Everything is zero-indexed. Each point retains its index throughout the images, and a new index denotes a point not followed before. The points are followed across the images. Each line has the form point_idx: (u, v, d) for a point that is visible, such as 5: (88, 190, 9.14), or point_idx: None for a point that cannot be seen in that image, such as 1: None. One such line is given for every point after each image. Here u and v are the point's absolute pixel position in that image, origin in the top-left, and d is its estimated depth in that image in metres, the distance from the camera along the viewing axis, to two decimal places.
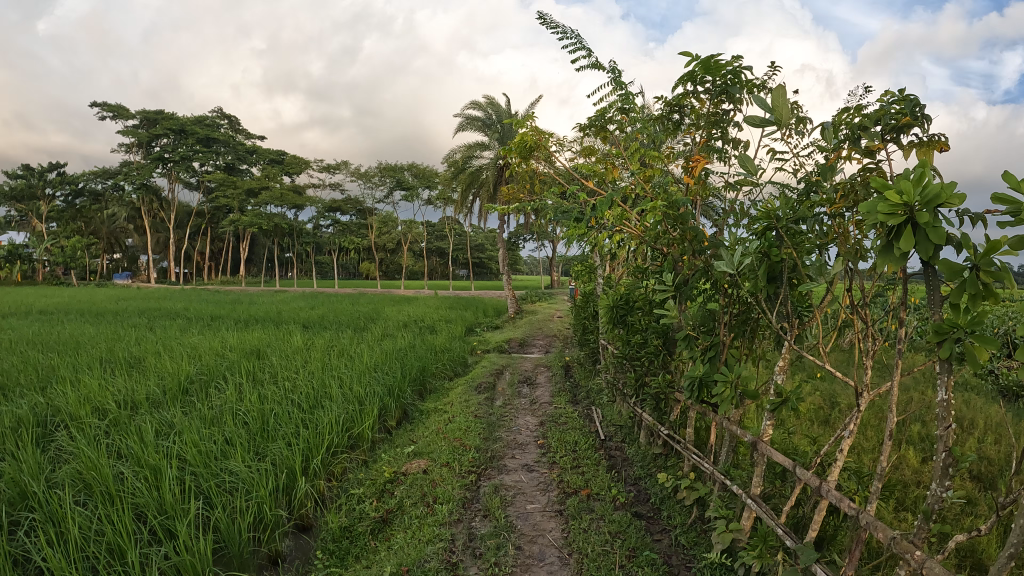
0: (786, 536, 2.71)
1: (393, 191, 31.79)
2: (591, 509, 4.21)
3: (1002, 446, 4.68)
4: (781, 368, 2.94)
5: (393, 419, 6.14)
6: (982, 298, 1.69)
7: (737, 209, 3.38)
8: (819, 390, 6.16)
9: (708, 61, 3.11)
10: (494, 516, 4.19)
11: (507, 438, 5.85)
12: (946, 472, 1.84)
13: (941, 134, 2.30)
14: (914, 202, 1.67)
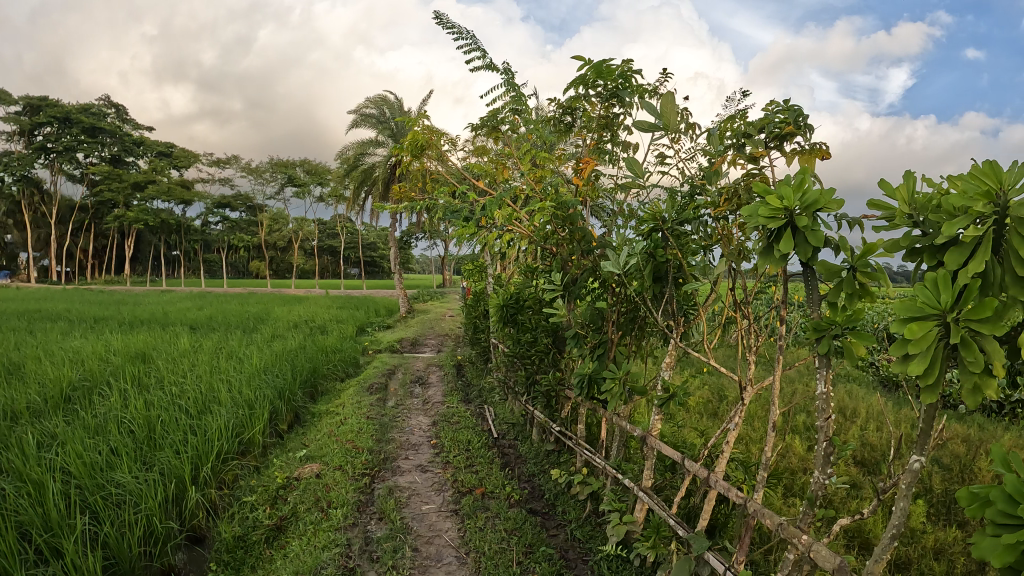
0: (678, 526, 2.81)
1: (284, 187, 30.71)
2: (486, 507, 4.22)
3: (881, 432, 5.04)
4: (668, 364, 3.05)
5: (284, 423, 5.93)
6: (857, 297, 1.80)
7: (624, 211, 3.49)
8: (706, 384, 6.45)
9: (599, 65, 3.18)
10: (389, 518, 4.14)
11: (399, 439, 5.79)
12: (828, 460, 1.96)
13: (822, 143, 2.45)
14: (795, 206, 1.76)
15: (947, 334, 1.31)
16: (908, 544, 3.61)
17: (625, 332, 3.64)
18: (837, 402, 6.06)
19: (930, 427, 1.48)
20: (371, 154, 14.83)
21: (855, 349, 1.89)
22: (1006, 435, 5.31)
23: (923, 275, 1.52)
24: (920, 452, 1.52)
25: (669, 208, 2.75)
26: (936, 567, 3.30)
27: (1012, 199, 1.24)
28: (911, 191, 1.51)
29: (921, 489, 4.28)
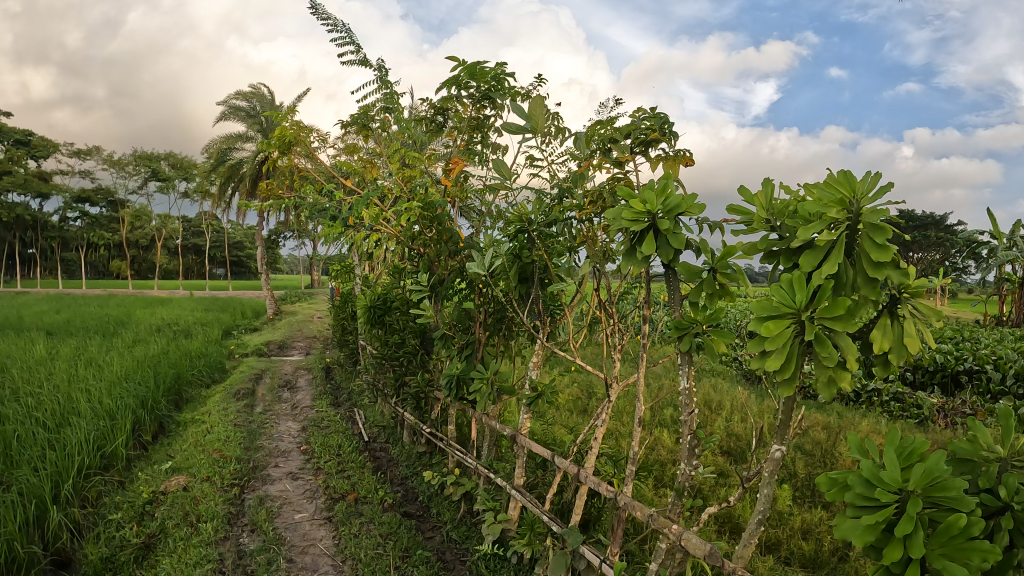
0: (552, 521, 2.87)
1: (147, 181, 28.81)
2: (360, 513, 4.13)
3: (745, 422, 5.37)
4: (536, 364, 3.11)
5: (148, 433, 5.55)
6: (717, 297, 1.91)
7: (492, 211, 3.54)
8: (574, 382, 6.64)
9: (473, 67, 3.20)
10: (261, 529, 3.97)
11: (268, 446, 5.59)
12: (693, 452, 2.08)
13: (686, 149, 2.57)
14: (657, 210, 1.84)
15: (802, 332, 1.39)
16: (777, 526, 3.84)
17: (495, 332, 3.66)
18: (702, 396, 6.41)
19: (789, 418, 1.58)
20: (239, 148, 14.23)
21: (715, 345, 2.00)
22: (859, 421, 5.79)
23: (779, 276, 1.62)
24: (782, 442, 1.62)
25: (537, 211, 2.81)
26: (803, 546, 3.54)
27: (864, 207, 1.34)
28: (768, 198, 1.61)
29: (786, 474, 4.57)
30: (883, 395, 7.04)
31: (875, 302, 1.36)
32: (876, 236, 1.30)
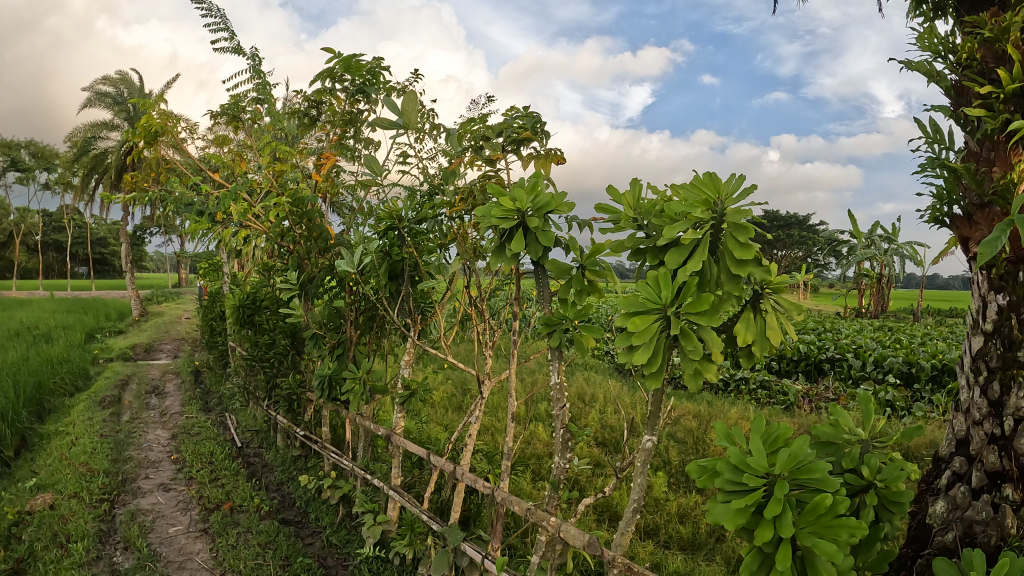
0: (431, 520, 2.87)
1: (3, 173, 26.51)
2: (237, 523, 3.95)
3: (618, 413, 5.53)
4: (407, 361, 3.13)
5: (7, 449, 5.09)
6: (585, 293, 1.94)
7: (361, 207, 3.52)
8: (449, 379, 6.64)
9: (349, 61, 3.14)
10: (135, 546, 3.73)
11: (137, 457, 5.26)
12: (566, 447, 2.11)
13: (554, 149, 2.63)
14: (525, 209, 1.87)
15: (669, 326, 1.44)
16: (654, 511, 3.96)
17: (367, 330, 3.79)
18: (576, 390, 6.53)
19: (659, 409, 1.62)
20: (104, 138, 13.40)
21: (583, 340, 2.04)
22: (727, 408, 6.08)
23: (646, 273, 1.68)
24: (652, 432, 1.68)
25: (406, 205, 2.85)
26: (681, 530, 3.68)
27: (728, 207, 1.40)
28: (636, 198, 1.65)
29: (660, 462, 4.73)
30: (749, 383, 7.48)
31: (739, 296, 1.43)
32: (739, 235, 1.36)
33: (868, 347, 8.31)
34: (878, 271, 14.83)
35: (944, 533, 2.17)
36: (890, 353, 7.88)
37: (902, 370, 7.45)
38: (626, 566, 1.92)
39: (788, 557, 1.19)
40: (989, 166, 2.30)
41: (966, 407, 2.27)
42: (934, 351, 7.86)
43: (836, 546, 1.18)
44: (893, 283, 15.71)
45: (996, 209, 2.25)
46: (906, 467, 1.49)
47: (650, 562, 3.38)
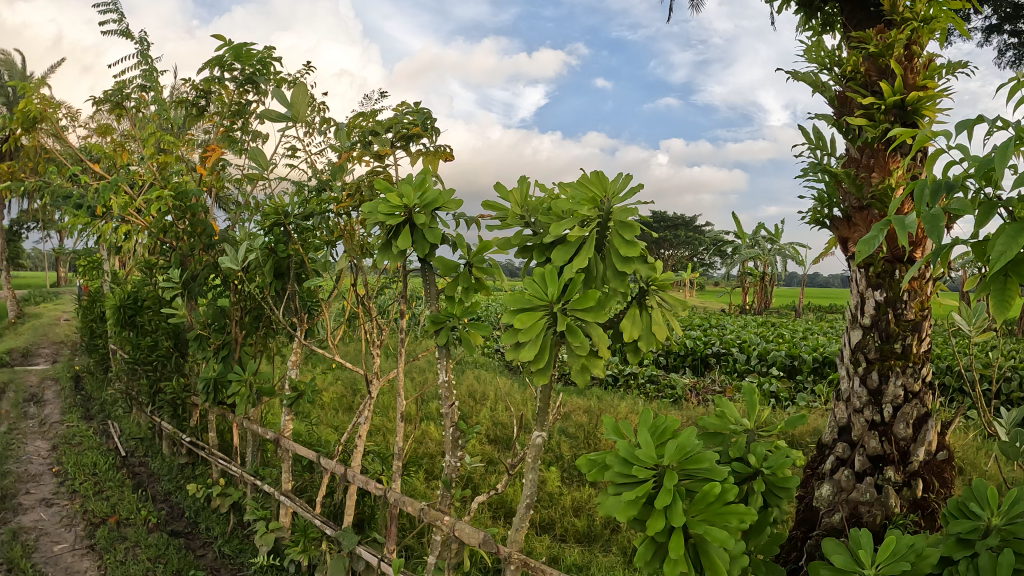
0: (325, 525, 2.89)
1: None
2: (124, 537, 3.75)
3: (509, 409, 5.62)
4: (294, 364, 3.38)
5: None
6: (472, 290, 2.16)
7: (246, 201, 3.69)
8: (339, 378, 6.59)
9: (237, 50, 3.40)
10: (18, 567, 3.51)
11: (15, 472, 4.94)
12: (457, 443, 2.25)
13: (444, 145, 2.96)
14: (412, 204, 2.14)
15: (554, 323, 1.51)
16: (548, 506, 4.01)
17: (251, 331, 3.95)
18: (467, 387, 6.51)
19: (547, 406, 1.71)
20: None
21: (470, 339, 2.21)
22: (615, 402, 6.24)
23: (533, 270, 1.73)
24: (541, 429, 1.75)
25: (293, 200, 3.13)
26: (576, 523, 3.75)
27: (614, 206, 1.52)
28: (522, 197, 1.79)
29: (552, 457, 4.78)
30: (638, 377, 7.77)
31: (625, 293, 1.58)
32: (625, 233, 1.50)
33: (752, 342, 8.80)
34: (761, 270, 15.72)
35: (831, 514, 2.69)
36: (772, 347, 8.41)
37: (786, 363, 7.97)
38: (522, 562, 1.93)
39: (681, 545, 1.23)
40: (868, 171, 2.86)
41: (844, 397, 2.79)
42: (814, 345, 8.43)
43: (727, 532, 1.24)
44: (778, 282, 16.60)
45: (872, 211, 2.82)
46: (789, 454, 1.57)
47: (547, 556, 3.44)
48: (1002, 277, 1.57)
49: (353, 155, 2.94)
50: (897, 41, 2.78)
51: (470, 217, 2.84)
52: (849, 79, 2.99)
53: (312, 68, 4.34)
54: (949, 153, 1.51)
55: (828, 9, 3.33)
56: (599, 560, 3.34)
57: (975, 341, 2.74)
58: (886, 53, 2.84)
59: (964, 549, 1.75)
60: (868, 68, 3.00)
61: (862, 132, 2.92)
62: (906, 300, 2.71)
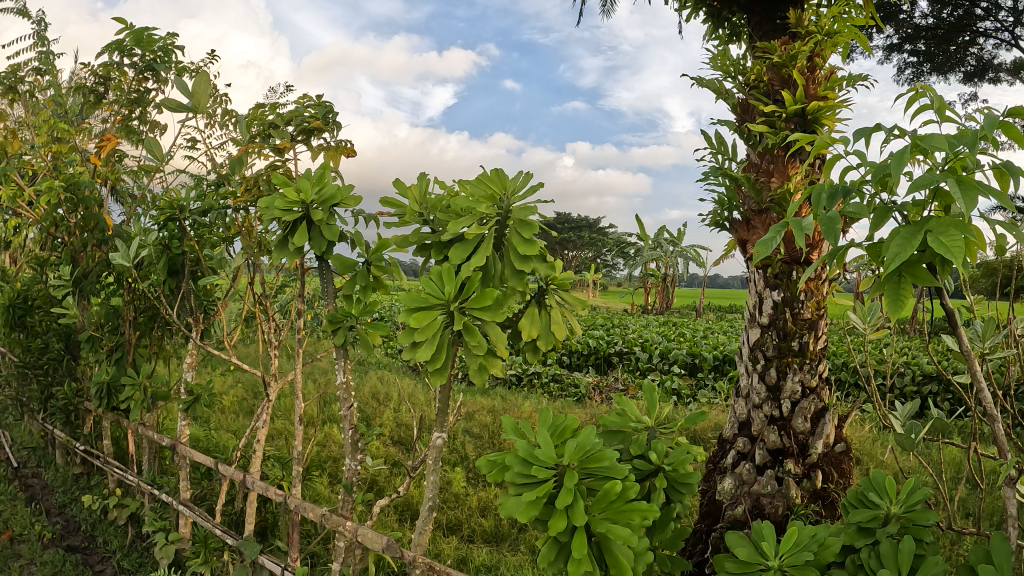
0: (224, 534, 3.04)
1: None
2: (17, 555, 3.63)
3: (410, 409, 5.75)
4: (190, 366, 3.43)
5: None
6: (371, 289, 2.53)
7: (142, 195, 3.73)
8: (241, 381, 6.58)
9: (140, 33, 3.74)
10: None
11: None
12: (355, 447, 2.44)
13: (346, 142, 3.18)
14: (311, 201, 2.46)
15: (450, 321, 1.84)
16: (454, 508, 4.08)
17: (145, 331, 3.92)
18: (370, 389, 6.52)
19: (446, 406, 2.08)
20: None
21: (368, 338, 2.58)
22: (519, 401, 6.40)
23: (428, 270, 2.16)
24: (441, 430, 2.08)
25: (189, 193, 3.41)
26: (484, 523, 3.84)
27: (510, 206, 1.87)
28: (419, 196, 2.18)
29: (457, 457, 4.78)
30: (540, 376, 8.03)
31: (521, 292, 1.95)
32: (522, 234, 1.87)
33: (653, 340, 9.22)
34: (663, 271, 16.32)
35: (734, 506, 3.13)
36: (674, 345, 8.84)
37: (687, 361, 8.35)
38: (427, 565, 1.98)
39: (584, 544, 1.40)
40: (767, 176, 3.22)
41: (745, 394, 3.26)
42: (715, 344, 8.89)
43: (628, 529, 1.41)
44: (678, 283, 17.43)
45: (771, 213, 3.16)
46: (688, 448, 1.91)
47: (454, 558, 3.53)
48: (895, 276, 1.65)
49: (253, 146, 3.07)
50: (800, 52, 3.15)
51: (369, 213, 2.91)
52: (751, 87, 3.30)
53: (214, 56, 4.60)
54: (845, 159, 1.58)
55: (735, 20, 3.76)
56: (508, 560, 3.45)
57: (869, 338, 2.78)
58: (789, 64, 3.21)
59: (865, 537, 1.82)
60: (770, 78, 3.31)
61: (762, 138, 3.26)
62: (802, 300, 3.18)
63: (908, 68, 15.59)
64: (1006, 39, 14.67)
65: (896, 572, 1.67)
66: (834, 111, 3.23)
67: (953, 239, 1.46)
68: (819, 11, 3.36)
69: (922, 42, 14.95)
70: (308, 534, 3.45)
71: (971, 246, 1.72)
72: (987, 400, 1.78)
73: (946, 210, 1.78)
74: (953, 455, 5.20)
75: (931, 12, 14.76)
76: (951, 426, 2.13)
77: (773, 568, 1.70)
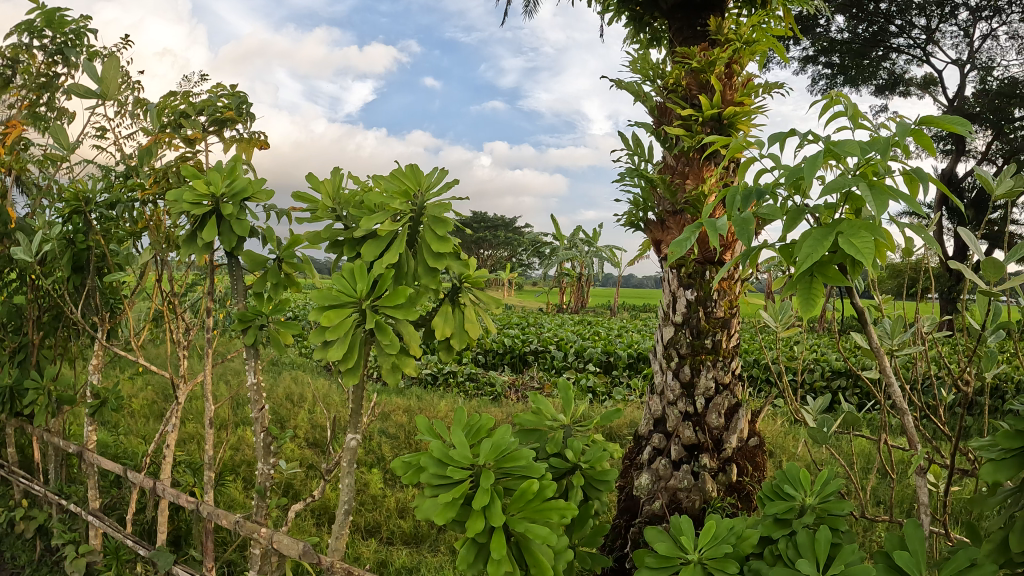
0: (136, 545, 2.94)
1: None
2: None
3: (324, 411, 5.71)
4: (96, 368, 3.31)
5: None
6: (281, 286, 2.51)
7: (46, 186, 3.58)
8: (150, 385, 6.38)
9: (50, 13, 3.64)
10: None
11: None
12: (268, 451, 2.40)
13: (261, 134, 3.15)
14: (222, 193, 2.44)
15: (362, 320, 1.90)
16: (373, 510, 4.11)
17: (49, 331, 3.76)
18: (284, 390, 6.42)
19: (360, 408, 2.07)
20: None
21: (279, 337, 2.53)
22: (435, 400, 6.45)
23: (341, 265, 2.21)
24: (354, 432, 2.06)
25: (97, 184, 3.33)
26: (403, 525, 3.88)
27: (427, 203, 1.99)
28: (334, 191, 2.24)
29: (373, 459, 4.85)
30: (457, 376, 8.09)
31: (434, 289, 2.02)
32: (437, 230, 1.96)
33: (568, 339, 9.41)
34: (578, 271, 16.64)
35: (652, 502, 3.24)
36: (588, 344, 9.05)
37: (602, 359, 8.58)
38: (345, 569, 1.95)
39: (502, 544, 1.40)
40: (682, 178, 3.33)
41: (659, 391, 3.39)
42: (629, 342, 9.13)
43: (547, 529, 1.43)
44: (591, 281, 17.76)
45: (685, 214, 3.30)
46: (603, 445, 1.94)
47: (374, 560, 3.54)
48: (807, 276, 1.67)
49: (163, 137, 3.01)
50: (718, 58, 3.25)
51: (281, 209, 2.85)
52: (670, 90, 3.39)
53: (128, 42, 4.51)
54: (759, 162, 1.61)
55: (656, 25, 3.84)
56: (429, 561, 3.47)
57: (779, 335, 2.90)
58: (708, 69, 3.30)
59: (782, 527, 1.86)
60: (689, 82, 3.40)
61: (678, 140, 3.37)
62: (715, 299, 3.35)
63: (821, 80, 16.38)
64: (917, 54, 15.50)
65: (813, 560, 1.67)
66: (749, 117, 3.35)
67: (863, 241, 1.49)
68: (739, 21, 3.48)
69: (836, 54, 15.73)
70: (224, 541, 3.44)
71: (881, 248, 1.76)
72: (895, 392, 1.82)
73: (857, 214, 1.83)
74: (860, 447, 5.47)
75: (845, 26, 15.54)
76: (860, 419, 2.22)
77: (693, 561, 1.74)
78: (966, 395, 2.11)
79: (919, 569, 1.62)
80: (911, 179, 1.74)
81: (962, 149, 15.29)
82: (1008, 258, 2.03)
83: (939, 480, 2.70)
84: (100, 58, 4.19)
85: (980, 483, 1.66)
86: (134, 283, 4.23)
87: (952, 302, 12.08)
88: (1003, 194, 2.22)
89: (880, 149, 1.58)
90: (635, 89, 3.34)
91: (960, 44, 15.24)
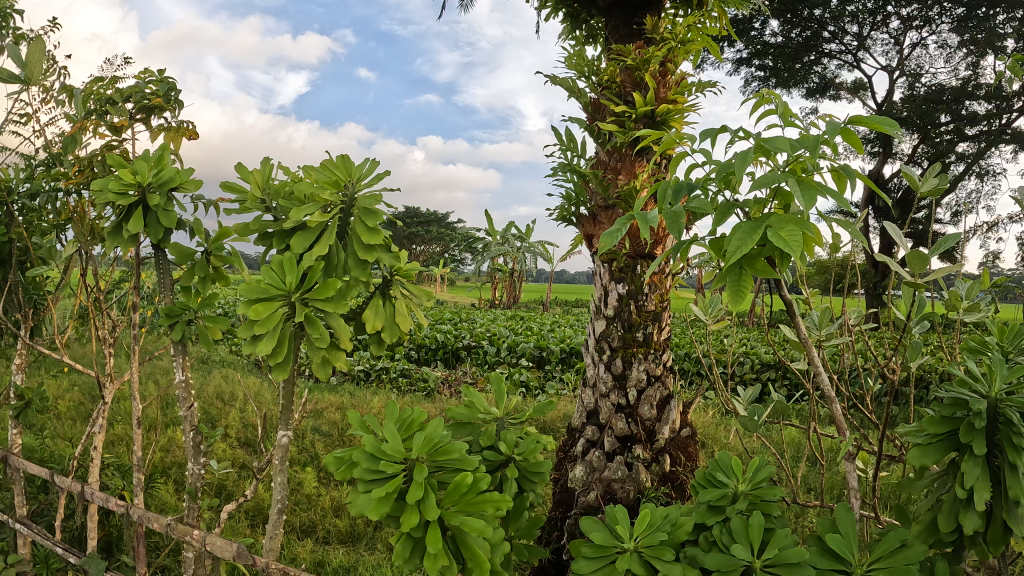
0: (66, 553, 2.80)
1: None
2: None
3: (256, 409, 5.62)
4: (18, 369, 3.18)
5: None
6: (209, 280, 2.45)
7: None
8: (73, 385, 6.16)
9: None
10: None
11: None
12: (198, 450, 2.34)
13: (189, 123, 3.08)
14: (148, 182, 2.37)
15: (291, 313, 1.88)
16: (307, 510, 4.07)
17: None
18: (213, 389, 6.28)
19: (290, 404, 2.03)
20: None
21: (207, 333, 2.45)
22: (368, 397, 6.42)
23: (273, 257, 2.18)
24: (286, 429, 2.03)
25: (19, 174, 3.21)
26: (338, 524, 3.85)
27: (360, 195, 2.00)
28: (264, 183, 2.20)
29: (307, 457, 4.80)
30: (390, 372, 8.06)
31: (365, 282, 2.01)
32: (369, 223, 1.96)
33: (500, 334, 9.47)
34: (513, 268, 16.72)
35: (588, 492, 3.28)
36: (520, 339, 9.15)
37: (534, 354, 8.68)
38: (281, 569, 1.91)
39: (438, 538, 1.41)
40: (615, 174, 3.40)
41: (593, 384, 3.45)
42: (562, 336, 9.23)
43: (483, 522, 1.45)
44: (523, 277, 17.83)
45: (617, 209, 3.38)
46: (538, 439, 1.94)
47: (311, 560, 3.51)
48: (737, 269, 1.69)
49: (87, 124, 2.91)
50: (652, 57, 3.31)
51: (209, 200, 2.77)
52: (604, 87, 3.45)
53: (53, 26, 4.37)
54: (690, 157, 1.62)
55: (592, 23, 3.89)
56: (365, 559, 3.46)
57: (711, 328, 2.97)
58: (642, 67, 3.36)
59: (715, 514, 1.90)
60: (624, 80, 3.46)
61: (612, 136, 3.42)
62: (646, 293, 3.43)
63: (755, 81, 16.83)
64: (848, 60, 16.07)
65: (748, 546, 1.71)
66: (681, 116, 3.44)
67: (791, 234, 1.53)
68: (674, 20, 3.55)
69: (770, 57, 16.19)
70: (156, 546, 3.39)
71: (809, 243, 1.81)
72: (824, 381, 1.86)
73: (785, 210, 1.88)
74: (790, 437, 5.65)
75: (780, 30, 16.00)
76: (789, 409, 2.29)
77: (629, 549, 1.77)
78: (891, 385, 2.19)
79: (850, 551, 1.68)
80: (838, 175, 1.79)
81: (889, 150, 15.93)
82: (931, 252, 2.11)
83: (867, 466, 2.81)
84: (27, 41, 4.05)
85: (908, 467, 1.73)
86: (55, 279, 4.07)
87: (878, 297, 12.58)
88: (927, 192, 2.31)
89: (808, 146, 1.61)
90: (574, 82, 3.37)
91: (890, 51, 15.85)
